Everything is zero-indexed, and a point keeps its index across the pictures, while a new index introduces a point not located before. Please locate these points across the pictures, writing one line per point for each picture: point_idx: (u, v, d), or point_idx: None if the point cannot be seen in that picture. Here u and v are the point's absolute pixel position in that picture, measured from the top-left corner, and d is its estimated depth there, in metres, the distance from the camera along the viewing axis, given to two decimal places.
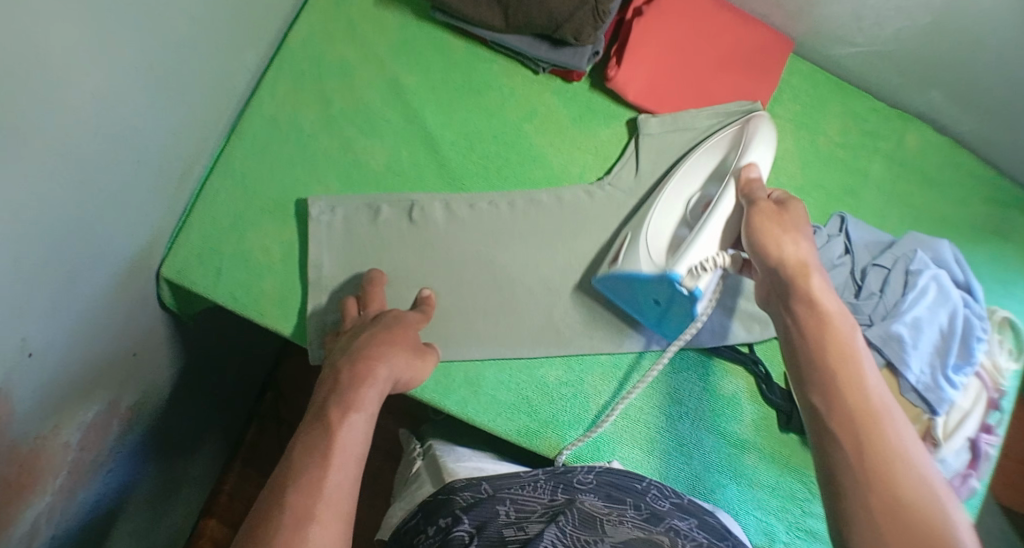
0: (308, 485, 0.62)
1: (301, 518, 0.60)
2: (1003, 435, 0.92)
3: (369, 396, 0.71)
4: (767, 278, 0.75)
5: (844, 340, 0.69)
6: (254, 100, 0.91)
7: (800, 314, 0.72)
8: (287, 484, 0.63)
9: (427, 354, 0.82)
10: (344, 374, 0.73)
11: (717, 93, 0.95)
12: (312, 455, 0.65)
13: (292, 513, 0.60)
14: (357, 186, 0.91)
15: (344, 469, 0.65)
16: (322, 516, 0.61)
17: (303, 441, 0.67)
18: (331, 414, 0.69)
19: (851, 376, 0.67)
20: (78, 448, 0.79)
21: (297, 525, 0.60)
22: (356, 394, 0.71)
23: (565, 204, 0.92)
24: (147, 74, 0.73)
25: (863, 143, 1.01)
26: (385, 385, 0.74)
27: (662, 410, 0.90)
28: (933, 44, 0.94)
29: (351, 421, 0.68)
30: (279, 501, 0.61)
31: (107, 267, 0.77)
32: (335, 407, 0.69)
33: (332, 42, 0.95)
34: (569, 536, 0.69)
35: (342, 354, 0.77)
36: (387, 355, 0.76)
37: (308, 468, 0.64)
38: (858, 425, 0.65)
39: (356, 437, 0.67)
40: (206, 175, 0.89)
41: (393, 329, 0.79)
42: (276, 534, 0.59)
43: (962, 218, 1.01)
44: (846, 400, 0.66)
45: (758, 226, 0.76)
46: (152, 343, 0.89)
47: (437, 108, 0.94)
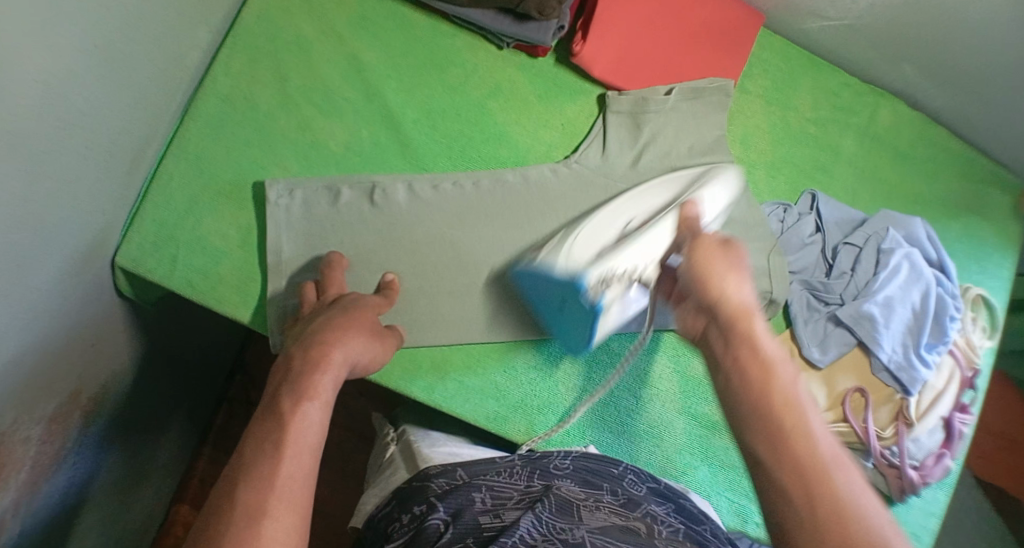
0: (261, 477, 0.60)
1: (253, 512, 0.58)
2: (977, 413, 0.90)
3: (324, 382, 0.69)
4: (702, 318, 0.68)
5: (789, 390, 0.60)
6: (207, 78, 0.88)
7: (734, 353, 0.64)
8: (240, 477, 0.61)
9: (385, 338, 0.79)
10: (297, 360, 0.71)
11: (684, 67, 0.93)
12: (264, 447, 0.63)
13: (244, 509, 0.58)
14: (316, 167, 0.88)
15: (297, 459, 0.63)
16: (275, 511, 0.59)
17: (254, 432, 0.65)
18: (284, 402, 0.67)
19: (796, 425, 0.58)
20: (39, 442, 0.77)
21: (248, 521, 0.58)
22: (309, 382, 0.69)
23: (530, 184, 0.90)
24: (95, 54, 0.70)
25: (835, 119, 0.99)
26: (341, 370, 0.72)
27: (631, 393, 0.88)
28: (906, 15, 0.92)
29: (304, 409, 0.66)
30: (231, 495, 0.59)
31: (60, 256, 0.74)
32: (287, 396, 0.67)
33: (288, 18, 0.92)
34: (546, 522, 0.67)
35: (295, 341, 0.75)
36: (344, 341, 0.74)
37: (260, 461, 0.62)
38: (803, 480, 0.55)
39: (309, 426, 0.65)
40: (160, 159, 0.86)
41: (352, 312, 0.77)
42: (228, 531, 0.57)
43: (934, 194, 0.99)
44: (790, 447, 0.57)
45: (695, 262, 0.69)
46: (111, 332, 0.87)
47: (398, 85, 0.91)
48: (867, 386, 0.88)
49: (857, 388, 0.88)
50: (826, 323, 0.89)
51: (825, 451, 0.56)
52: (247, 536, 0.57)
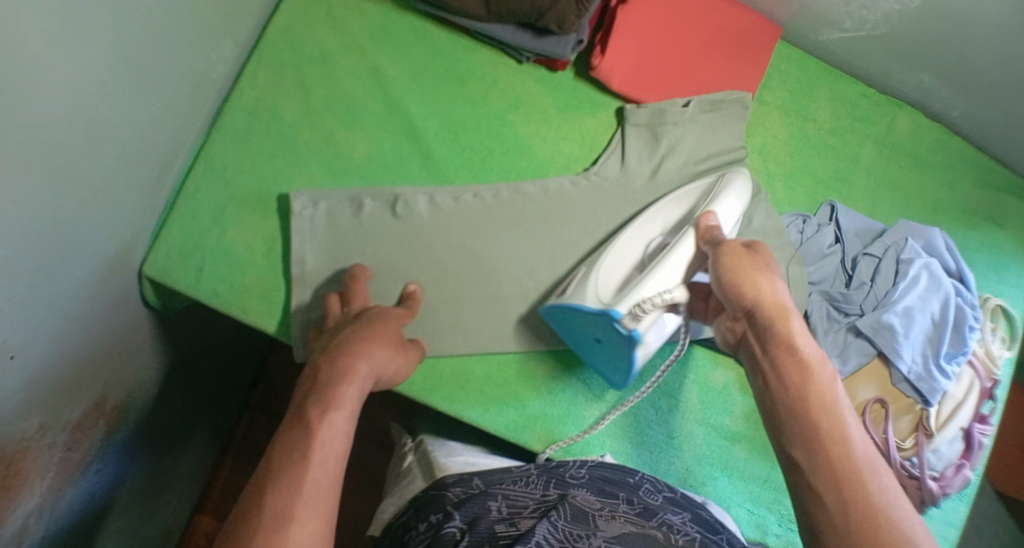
0: (288, 483, 0.61)
1: (281, 518, 0.59)
2: (997, 423, 0.91)
3: (350, 393, 0.70)
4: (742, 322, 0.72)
5: (823, 388, 0.65)
6: (233, 92, 0.90)
7: (773, 356, 0.68)
8: (268, 482, 0.62)
9: (408, 350, 0.80)
10: (324, 370, 0.72)
11: (703, 79, 0.94)
12: (291, 454, 0.64)
13: (271, 512, 0.59)
14: (339, 179, 0.89)
15: (324, 466, 0.64)
16: (303, 516, 0.60)
17: (282, 439, 0.66)
18: (311, 410, 0.68)
19: (832, 426, 0.63)
20: (63, 448, 0.78)
21: (276, 526, 0.59)
22: (336, 391, 0.70)
23: (550, 194, 0.91)
24: (122, 67, 0.72)
25: (854, 129, 0.99)
26: (367, 381, 0.73)
27: (651, 403, 0.89)
28: (922, 26, 0.92)
29: (331, 417, 0.67)
30: (260, 500, 0.60)
31: (88, 265, 0.75)
32: (315, 404, 0.68)
33: (311, 32, 0.93)
34: (561, 531, 0.68)
35: (321, 351, 0.75)
36: (369, 352, 0.74)
37: (287, 467, 0.63)
38: (840, 481, 0.60)
39: (335, 434, 0.66)
40: (188, 169, 0.88)
41: (377, 324, 0.78)
42: (256, 535, 0.58)
43: (953, 204, 1.00)
44: (825, 451, 0.62)
45: (726, 268, 0.72)
46: (137, 341, 0.88)
47: (420, 97, 0.93)
48: (887, 397, 0.88)
49: (877, 399, 0.87)
50: (845, 334, 0.89)
51: (855, 442, 0.62)
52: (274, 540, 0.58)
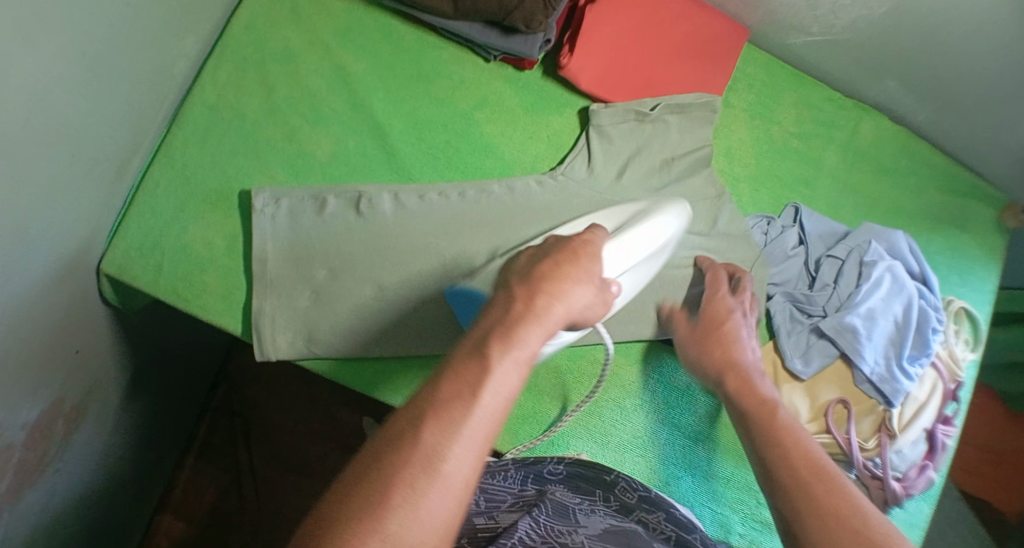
0: (445, 427, 0.51)
1: (429, 458, 0.50)
2: (960, 425, 0.91)
3: (533, 332, 0.56)
4: (740, 398, 0.77)
5: (801, 439, 0.69)
6: (194, 88, 0.89)
7: (757, 426, 0.73)
8: (418, 420, 0.51)
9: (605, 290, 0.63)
10: (509, 297, 0.58)
11: (668, 81, 0.94)
12: (461, 388, 0.52)
13: (418, 459, 0.50)
14: (302, 177, 0.88)
15: (489, 410, 0.52)
16: (456, 459, 0.50)
17: (452, 365, 0.54)
18: (491, 345, 0.54)
19: (805, 465, 0.66)
20: (21, 449, 0.77)
21: (423, 467, 0.49)
22: (519, 332, 0.55)
23: (515, 194, 0.90)
24: (79, 62, 0.71)
25: (819, 132, 1.00)
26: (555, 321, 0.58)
27: (616, 403, 0.88)
28: (886, 31, 0.93)
29: (511, 356, 0.54)
30: (405, 437, 0.50)
31: (46, 262, 0.74)
32: (496, 334, 0.55)
33: (275, 29, 0.92)
34: (543, 524, 0.66)
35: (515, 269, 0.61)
36: (569, 280, 0.60)
37: (449, 407, 0.51)
38: (813, 505, 0.62)
39: (512, 378, 0.54)
40: (147, 166, 0.87)
41: (580, 257, 0.62)
42: (396, 477, 0.49)
43: (916, 209, 1.00)
44: (796, 481, 0.64)
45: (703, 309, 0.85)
46: (95, 339, 0.86)
47: (385, 96, 0.92)
48: (850, 398, 0.88)
49: (839, 399, 0.88)
50: (809, 335, 0.90)
51: (823, 472, 0.64)
52: (407, 495, 0.49)
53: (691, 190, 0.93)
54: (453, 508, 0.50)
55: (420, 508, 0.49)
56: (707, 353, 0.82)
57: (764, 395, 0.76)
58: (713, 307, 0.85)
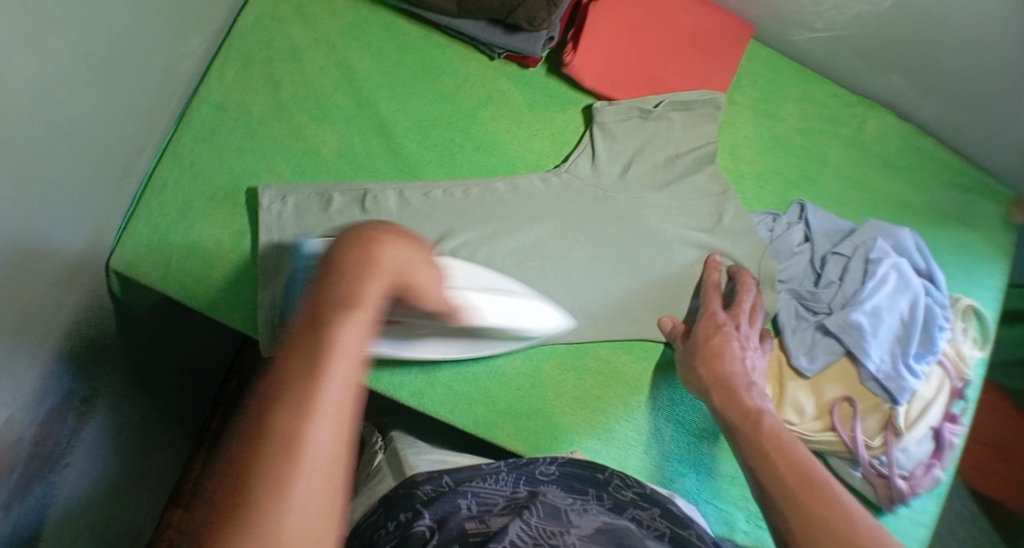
0: (297, 414, 0.45)
1: (276, 453, 0.44)
2: (967, 423, 0.91)
3: (375, 292, 0.51)
4: (733, 405, 0.76)
5: (790, 442, 0.70)
6: (201, 87, 0.89)
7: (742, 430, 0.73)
8: (271, 415, 0.45)
9: (434, 267, 0.59)
10: (330, 276, 0.51)
11: (672, 79, 0.94)
12: (307, 371, 0.47)
13: (278, 450, 0.44)
14: (308, 174, 0.89)
15: (339, 389, 0.47)
16: (314, 444, 0.45)
17: (290, 345, 0.48)
18: (330, 314, 0.49)
19: (797, 465, 0.66)
20: (32, 444, 0.77)
21: (277, 470, 0.44)
22: (359, 292, 0.50)
23: (520, 191, 0.91)
24: (86, 63, 0.72)
25: (824, 129, 1.00)
26: (393, 278, 0.53)
27: (620, 401, 0.88)
28: (891, 27, 0.93)
29: (351, 323, 0.49)
30: (250, 442, 0.44)
31: (55, 260, 0.75)
32: (324, 314, 0.49)
33: (281, 27, 0.93)
34: (534, 528, 0.67)
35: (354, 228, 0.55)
36: (397, 247, 0.54)
37: (296, 387, 0.46)
38: (802, 502, 0.63)
39: (357, 346, 0.48)
40: (155, 164, 0.88)
41: (383, 230, 0.55)
42: (248, 485, 0.43)
43: (923, 205, 1.00)
44: (783, 478, 0.65)
45: (710, 322, 0.84)
46: (104, 336, 0.87)
47: (389, 93, 0.93)
48: (855, 395, 0.88)
49: (845, 397, 0.88)
50: (813, 332, 0.90)
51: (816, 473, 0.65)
52: (272, 505, 0.43)
53: (695, 187, 0.93)
54: (327, 507, 0.45)
55: (287, 515, 0.43)
56: (706, 366, 0.81)
57: (750, 405, 0.75)
58: (712, 323, 0.84)
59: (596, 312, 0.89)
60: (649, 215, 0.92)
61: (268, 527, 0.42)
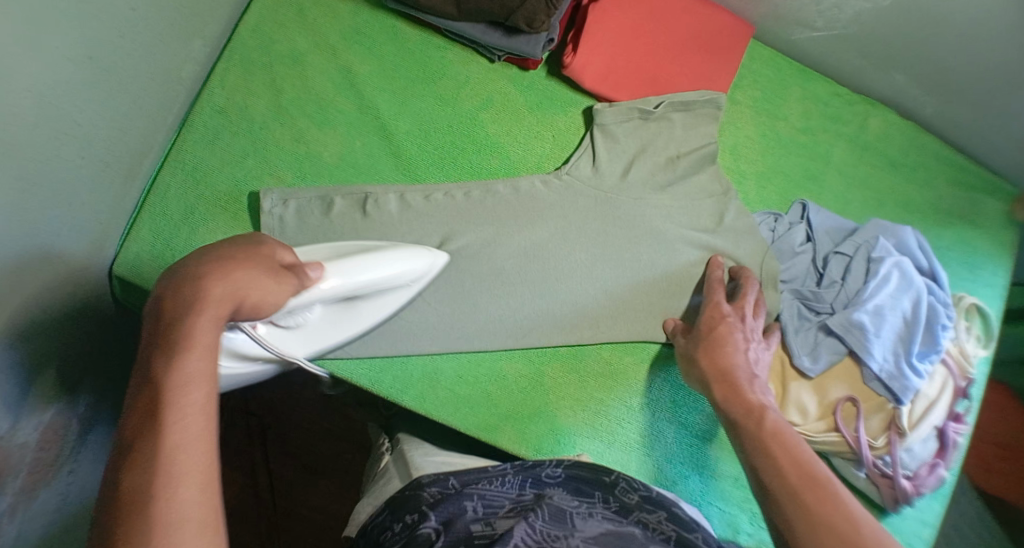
0: (149, 462, 0.50)
1: (136, 503, 0.48)
2: (972, 422, 0.91)
3: (207, 334, 0.56)
4: (738, 397, 0.75)
5: (787, 434, 0.70)
6: (203, 92, 0.90)
7: (741, 422, 0.73)
8: (164, 466, 0.50)
9: (285, 276, 0.65)
10: (159, 309, 0.57)
11: (673, 79, 0.94)
12: (146, 417, 0.52)
13: (140, 493, 0.49)
14: (309, 177, 0.89)
15: (189, 429, 0.52)
16: (174, 495, 0.49)
17: (147, 396, 0.52)
18: (156, 360, 0.54)
19: (795, 460, 0.66)
20: (36, 448, 0.78)
21: (143, 519, 0.48)
22: (183, 323, 0.55)
23: (521, 193, 0.91)
24: (87, 68, 0.72)
25: (826, 128, 1.00)
26: (224, 310, 0.58)
27: (623, 402, 0.88)
28: (892, 25, 0.92)
29: (181, 365, 0.53)
30: (127, 498, 0.49)
31: (58, 265, 0.75)
32: (155, 357, 0.54)
33: (281, 31, 0.93)
34: (539, 532, 0.66)
35: (185, 266, 0.59)
36: (226, 274, 0.59)
37: (141, 439, 0.51)
38: (803, 499, 0.63)
39: (196, 393, 0.53)
40: (157, 170, 0.88)
41: (228, 248, 0.62)
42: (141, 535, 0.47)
43: (926, 203, 1.00)
44: (784, 474, 0.65)
45: (715, 314, 0.83)
46: (108, 340, 0.87)
47: (390, 96, 0.93)
48: (858, 396, 0.88)
49: (848, 397, 0.88)
50: (816, 333, 0.90)
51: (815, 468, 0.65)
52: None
53: (697, 187, 0.93)
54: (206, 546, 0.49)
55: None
56: (708, 357, 0.80)
57: (753, 400, 0.74)
58: (716, 315, 0.83)
59: (598, 313, 0.89)
60: (651, 215, 0.91)
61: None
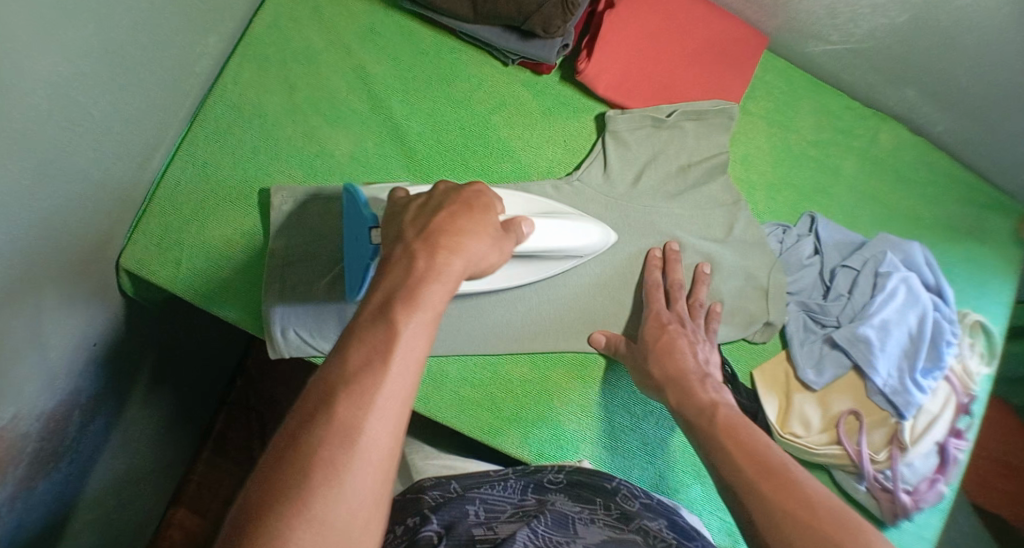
0: (357, 401, 0.51)
1: (351, 433, 0.50)
2: (972, 439, 0.91)
3: (437, 294, 0.58)
4: (688, 400, 0.76)
5: (731, 415, 0.72)
6: (216, 87, 0.89)
7: (686, 410, 0.76)
8: (331, 399, 0.52)
9: (505, 243, 0.67)
10: (421, 259, 0.59)
11: (685, 89, 0.94)
12: (371, 356, 0.53)
13: (340, 428, 0.50)
14: (320, 176, 0.89)
15: (402, 378, 0.53)
16: (372, 433, 0.51)
17: (359, 336, 0.55)
18: (396, 308, 0.55)
19: (748, 447, 0.68)
20: (38, 439, 0.77)
21: (343, 444, 0.50)
22: (426, 286, 0.57)
23: (531, 198, 0.91)
24: (101, 61, 0.72)
25: (837, 141, 1.00)
26: (456, 279, 0.60)
27: (627, 410, 0.89)
28: (907, 41, 0.92)
29: (417, 320, 0.55)
30: (317, 418, 0.51)
31: (66, 257, 0.75)
32: (398, 303, 0.56)
33: (297, 28, 0.93)
34: (540, 537, 0.67)
35: (412, 223, 0.63)
36: (466, 242, 0.62)
37: (361, 378, 0.52)
38: (761, 490, 0.63)
39: (417, 344, 0.55)
40: (168, 163, 0.88)
41: (463, 213, 0.64)
42: (315, 454, 0.50)
43: (934, 220, 1.00)
44: (737, 462, 0.67)
45: (657, 320, 0.84)
46: (114, 332, 0.87)
47: (403, 97, 0.93)
48: (861, 410, 0.88)
49: (851, 411, 0.88)
50: (822, 346, 0.90)
51: (769, 455, 0.66)
52: (334, 473, 0.49)
53: (706, 196, 0.94)
54: (377, 488, 0.51)
55: (338, 491, 0.49)
56: (657, 365, 0.81)
57: (705, 399, 0.75)
58: (657, 323, 0.84)
59: (605, 321, 0.89)
60: (660, 223, 0.92)
61: (325, 492, 0.49)
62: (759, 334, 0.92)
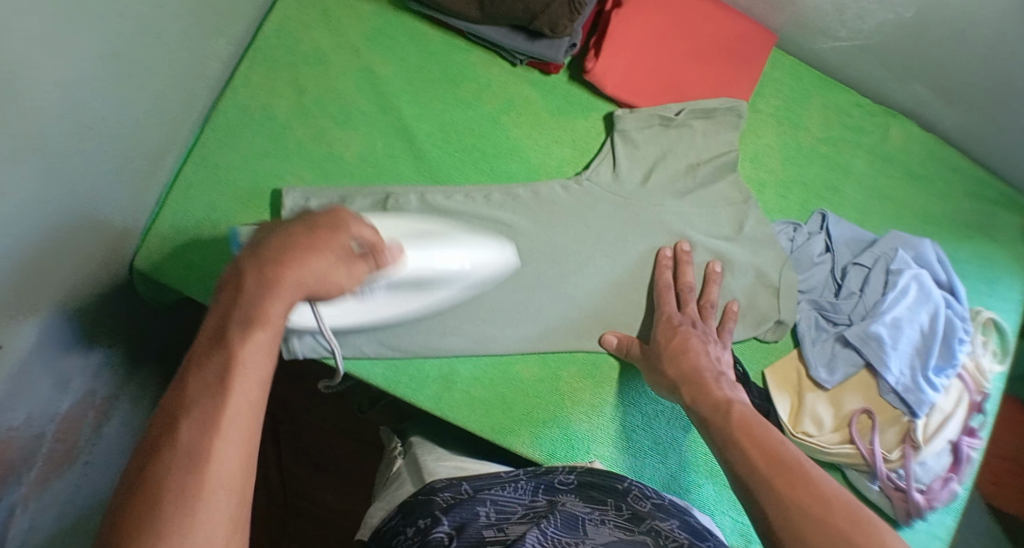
0: (199, 423, 0.51)
1: (193, 457, 0.50)
2: (986, 437, 0.90)
3: (278, 310, 0.57)
4: (703, 398, 0.76)
5: (744, 410, 0.72)
6: (226, 90, 0.90)
7: (700, 408, 0.75)
8: (173, 423, 0.51)
9: (358, 263, 0.66)
10: (250, 277, 0.58)
11: (694, 88, 0.94)
12: (209, 378, 0.53)
13: (184, 451, 0.50)
14: (331, 177, 0.89)
15: (247, 397, 0.53)
16: (220, 456, 0.50)
17: (195, 362, 0.54)
18: (233, 329, 0.55)
19: (761, 443, 0.68)
20: (52, 441, 0.78)
21: (189, 469, 0.49)
22: (265, 302, 0.57)
23: (541, 198, 0.91)
24: (113, 65, 0.72)
25: (847, 138, 0.99)
26: (296, 293, 0.60)
27: (638, 409, 0.88)
28: (916, 37, 0.92)
29: (254, 338, 0.55)
30: (161, 444, 0.50)
31: (79, 259, 0.76)
32: (233, 323, 0.56)
33: (305, 31, 0.93)
34: (551, 537, 0.67)
35: (249, 250, 0.61)
36: (305, 262, 0.61)
37: (201, 400, 0.52)
38: (775, 485, 0.63)
39: (260, 361, 0.55)
40: (179, 166, 0.89)
41: (308, 234, 0.63)
42: (163, 482, 0.49)
43: (945, 216, 1.00)
44: (750, 458, 0.67)
45: (670, 321, 0.84)
46: (125, 334, 0.88)
47: (413, 99, 0.93)
48: (874, 408, 0.88)
49: (863, 409, 0.88)
50: (833, 344, 0.90)
51: (783, 451, 0.66)
52: (183, 502, 0.48)
53: (715, 195, 0.94)
54: (235, 512, 0.50)
55: (197, 514, 0.48)
56: (672, 366, 0.80)
57: (719, 396, 0.75)
58: (669, 326, 0.84)
59: (615, 320, 0.89)
60: (671, 221, 0.92)
61: (175, 523, 0.47)
62: (771, 333, 0.92)
